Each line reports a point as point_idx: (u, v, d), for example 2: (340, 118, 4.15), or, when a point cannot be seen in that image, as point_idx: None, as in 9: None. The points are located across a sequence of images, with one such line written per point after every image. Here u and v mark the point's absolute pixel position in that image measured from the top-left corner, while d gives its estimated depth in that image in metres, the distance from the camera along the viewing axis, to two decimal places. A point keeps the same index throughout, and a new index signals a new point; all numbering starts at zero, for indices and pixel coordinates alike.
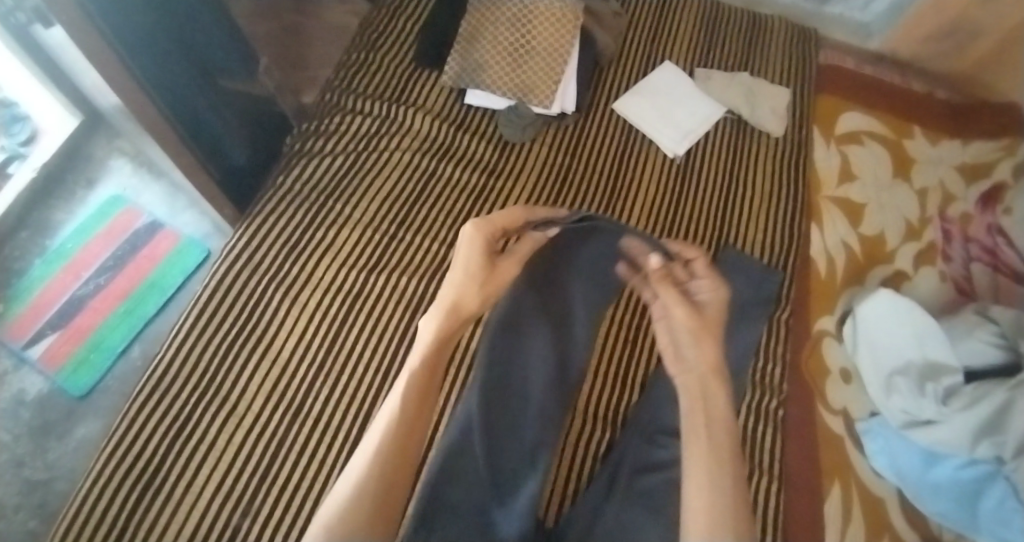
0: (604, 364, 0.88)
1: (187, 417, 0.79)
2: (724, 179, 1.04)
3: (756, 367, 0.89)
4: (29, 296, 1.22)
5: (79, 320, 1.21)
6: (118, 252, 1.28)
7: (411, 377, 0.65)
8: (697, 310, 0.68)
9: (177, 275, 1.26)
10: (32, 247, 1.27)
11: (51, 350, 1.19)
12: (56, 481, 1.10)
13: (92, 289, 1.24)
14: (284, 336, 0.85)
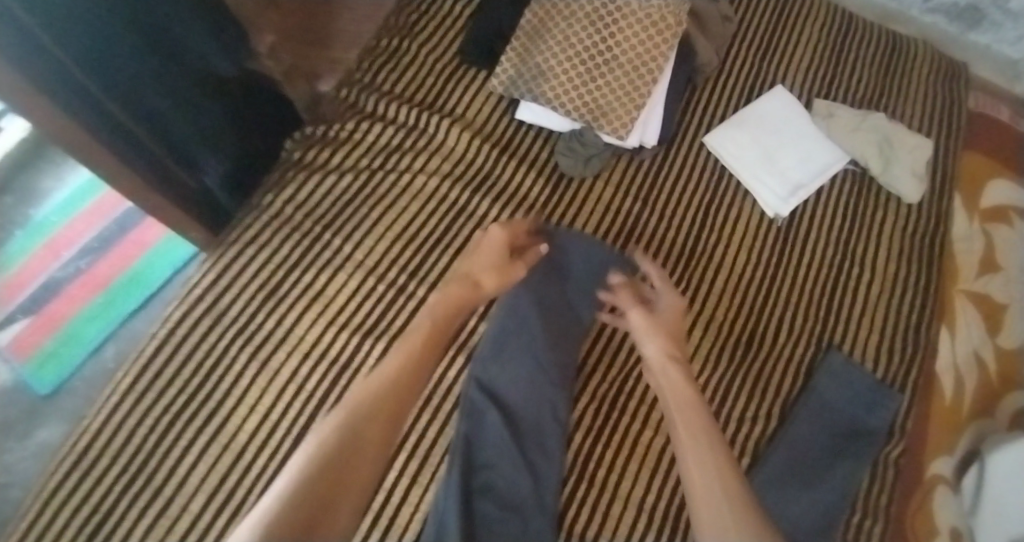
0: (651, 497, 0.68)
1: (111, 507, 0.60)
2: (834, 259, 0.81)
3: (849, 521, 0.68)
4: (5, 273, 1.04)
5: (53, 306, 1.02)
6: (106, 231, 1.08)
7: (422, 331, 0.60)
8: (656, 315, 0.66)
9: (166, 268, 1.06)
10: (14, 215, 1.08)
11: (18, 339, 1.00)
12: (10, 487, 0.92)
13: (71, 274, 1.05)
14: (245, 412, 0.66)
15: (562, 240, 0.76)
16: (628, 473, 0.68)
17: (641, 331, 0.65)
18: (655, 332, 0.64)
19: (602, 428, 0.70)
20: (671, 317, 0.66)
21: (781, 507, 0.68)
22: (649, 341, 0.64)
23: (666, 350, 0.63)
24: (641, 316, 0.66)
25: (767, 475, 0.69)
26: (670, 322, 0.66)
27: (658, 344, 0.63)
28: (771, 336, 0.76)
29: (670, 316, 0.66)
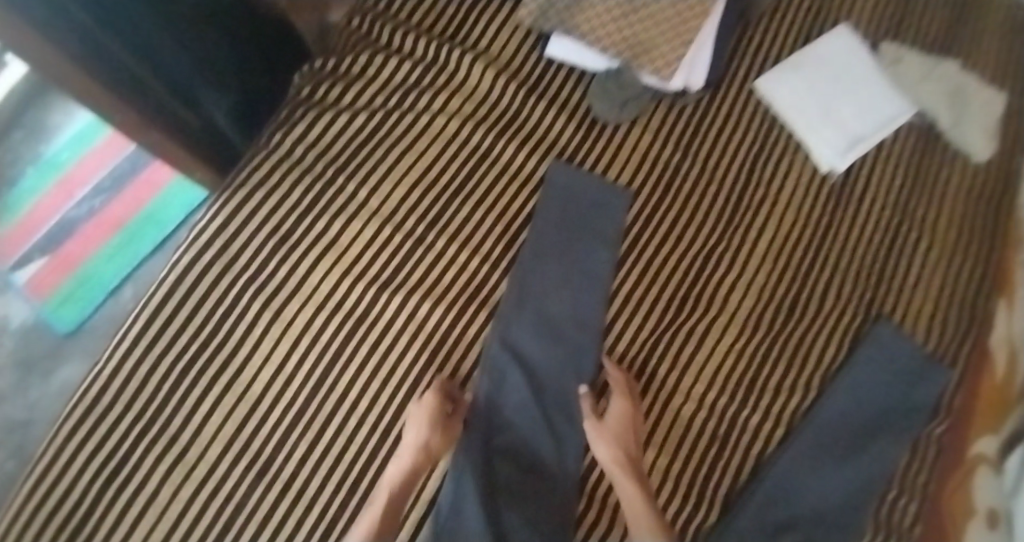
0: (681, 464, 0.64)
1: (123, 456, 0.57)
2: (892, 222, 0.74)
3: (884, 497, 0.65)
4: (19, 212, 1.04)
5: (69, 247, 1.03)
6: (118, 169, 1.09)
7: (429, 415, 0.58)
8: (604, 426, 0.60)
9: (178, 211, 1.07)
10: (25, 153, 1.08)
11: (36, 277, 1.01)
12: (32, 424, 0.93)
13: (85, 213, 1.05)
14: (259, 362, 0.63)
15: (565, 177, 0.71)
16: (655, 441, 0.65)
17: (591, 442, 0.60)
18: (603, 440, 0.59)
19: None
20: (618, 422, 0.60)
21: (811, 478, 0.65)
22: (597, 453, 0.59)
23: (614, 461, 0.58)
24: (589, 424, 0.61)
25: (803, 446, 0.66)
26: (620, 426, 0.60)
27: (608, 456, 0.58)
28: (816, 302, 0.70)
29: (622, 417, 0.61)
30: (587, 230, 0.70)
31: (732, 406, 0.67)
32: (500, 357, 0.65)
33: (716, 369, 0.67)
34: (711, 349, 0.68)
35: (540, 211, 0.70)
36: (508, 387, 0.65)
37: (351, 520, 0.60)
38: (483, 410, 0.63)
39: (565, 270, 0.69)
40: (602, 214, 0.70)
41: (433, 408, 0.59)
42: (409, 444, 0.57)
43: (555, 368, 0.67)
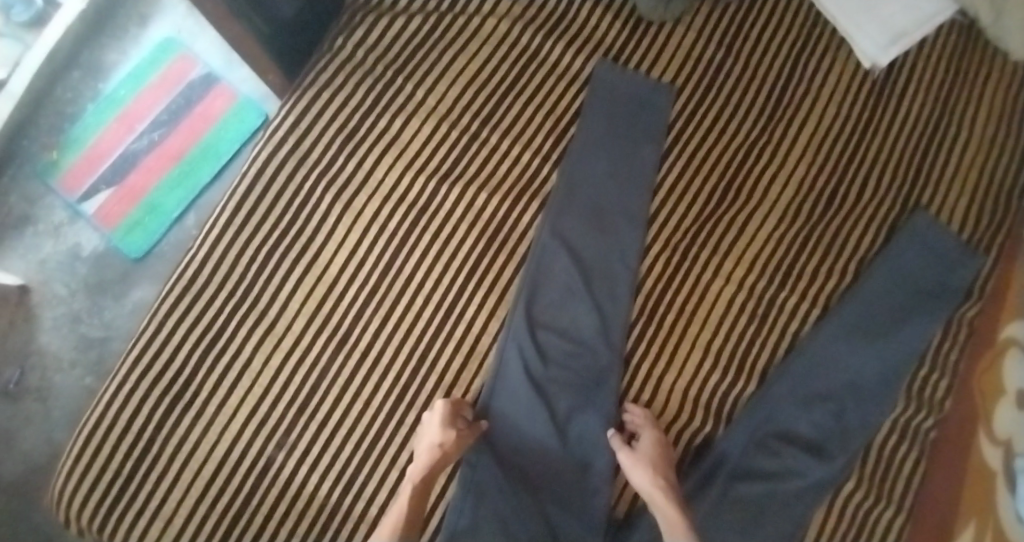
0: (720, 339, 0.70)
1: (219, 331, 0.69)
2: (933, 118, 0.76)
3: (916, 375, 0.70)
4: (83, 146, 1.09)
5: (133, 178, 1.08)
6: (173, 104, 1.12)
7: (439, 422, 0.64)
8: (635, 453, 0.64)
9: (233, 140, 1.10)
10: (85, 91, 1.13)
11: (106, 207, 1.06)
12: (111, 341, 1.01)
13: (146, 146, 1.09)
14: (333, 249, 0.70)
15: (608, 77, 0.74)
16: (698, 319, 0.70)
17: (627, 470, 0.63)
18: (640, 466, 0.63)
19: (673, 275, 0.70)
20: (654, 453, 0.64)
21: (842, 355, 0.70)
22: (634, 475, 0.63)
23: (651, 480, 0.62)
24: (625, 454, 0.64)
25: (839, 326, 0.70)
26: (649, 450, 0.64)
27: (646, 481, 0.62)
28: (857, 192, 0.73)
29: (652, 449, 0.64)
30: (634, 125, 0.73)
31: (771, 289, 0.71)
32: (550, 243, 0.70)
33: (758, 255, 0.71)
34: (751, 237, 0.71)
35: (587, 108, 0.73)
36: (557, 277, 0.70)
37: (422, 384, 0.69)
38: (530, 295, 0.69)
39: (611, 164, 0.72)
40: (646, 111, 0.73)
41: (445, 417, 0.64)
42: (427, 444, 0.63)
43: (601, 249, 0.70)
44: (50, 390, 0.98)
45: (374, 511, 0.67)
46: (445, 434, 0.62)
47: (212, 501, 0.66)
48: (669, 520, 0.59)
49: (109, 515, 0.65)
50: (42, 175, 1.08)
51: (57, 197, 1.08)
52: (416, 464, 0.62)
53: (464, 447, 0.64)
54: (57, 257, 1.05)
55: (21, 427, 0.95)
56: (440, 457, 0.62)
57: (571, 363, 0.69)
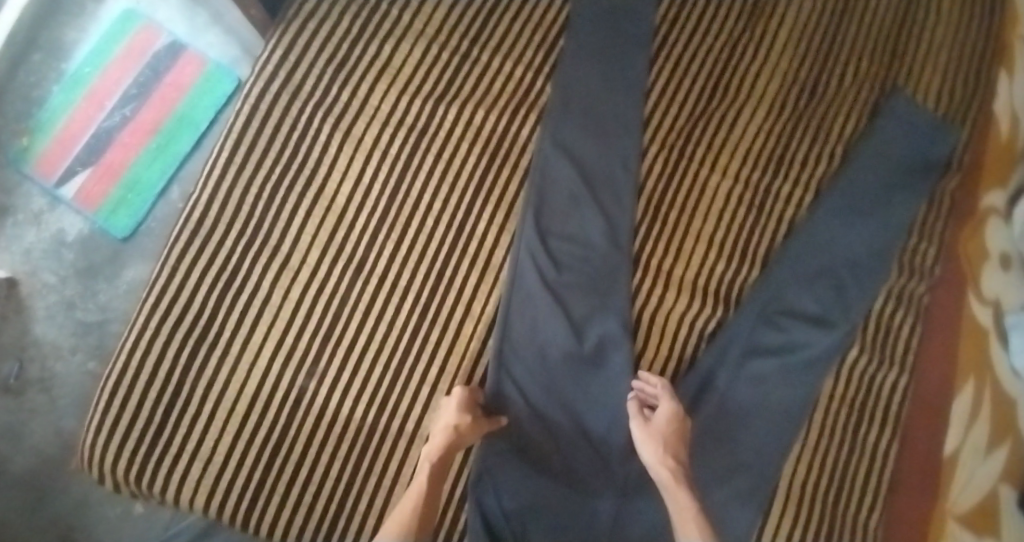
0: (723, 231, 0.73)
1: (235, 268, 0.68)
2: (900, 4, 0.80)
3: (907, 247, 0.75)
4: (54, 128, 1.05)
5: (110, 156, 1.04)
6: (141, 77, 1.07)
7: (454, 407, 0.64)
8: (649, 432, 0.64)
9: (210, 108, 1.07)
10: (49, 72, 1.08)
11: (85, 189, 1.03)
12: (110, 323, 1.01)
13: (119, 122, 1.06)
14: (338, 178, 0.70)
15: None
16: (700, 213, 0.73)
17: (640, 441, 0.64)
18: (650, 442, 0.63)
19: (673, 173, 0.73)
20: (668, 426, 0.64)
21: (837, 236, 0.73)
22: (647, 452, 0.63)
23: (662, 461, 0.62)
24: (638, 425, 0.65)
25: (832, 208, 0.74)
26: (666, 430, 0.64)
27: (655, 455, 0.63)
28: (837, 81, 0.77)
29: (668, 423, 0.64)
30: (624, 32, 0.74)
31: (765, 179, 0.74)
32: (553, 152, 0.71)
33: (751, 147, 0.75)
34: (742, 131, 0.75)
35: (575, 19, 0.74)
36: (562, 188, 0.71)
37: (443, 301, 0.70)
38: (537, 205, 0.70)
39: (603, 71, 0.73)
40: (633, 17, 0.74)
41: (462, 401, 0.65)
42: (442, 426, 0.63)
43: (603, 153, 0.72)
44: (52, 379, 0.98)
45: (411, 427, 0.69)
46: (461, 418, 0.63)
47: (250, 435, 0.67)
48: (676, 493, 0.60)
49: (149, 460, 0.66)
50: (16, 163, 1.04)
51: (34, 184, 1.04)
52: (431, 447, 0.63)
53: (479, 432, 0.64)
54: (42, 245, 1.03)
55: (26, 421, 0.96)
56: (454, 440, 0.62)
57: (584, 269, 0.71)
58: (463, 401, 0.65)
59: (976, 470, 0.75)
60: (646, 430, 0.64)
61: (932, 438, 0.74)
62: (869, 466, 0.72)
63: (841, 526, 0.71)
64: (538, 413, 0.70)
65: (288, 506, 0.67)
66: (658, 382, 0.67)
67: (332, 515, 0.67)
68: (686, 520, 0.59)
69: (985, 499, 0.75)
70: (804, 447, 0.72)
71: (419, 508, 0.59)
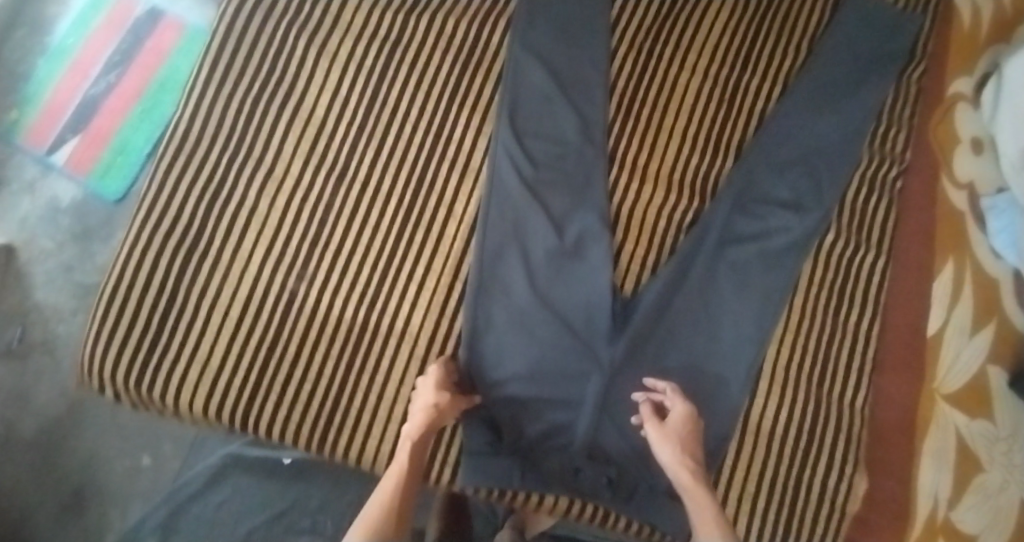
0: (695, 125, 0.76)
1: (222, 180, 0.71)
2: None
3: (875, 133, 0.77)
4: (41, 100, 1.07)
5: (98, 122, 1.07)
6: (123, 45, 1.09)
7: (431, 386, 0.64)
8: (664, 431, 0.63)
9: (189, 67, 1.09)
10: (32, 47, 1.09)
11: (76, 154, 1.07)
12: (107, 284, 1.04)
13: (104, 89, 1.08)
14: (317, 90, 0.73)
15: None
16: (671, 109, 0.76)
17: (655, 442, 0.63)
18: (666, 440, 0.63)
19: (642, 72, 0.76)
20: (682, 426, 0.64)
21: (809, 125, 0.75)
22: (662, 454, 0.62)
23: (679, 460, 0.61)
24: (653, 425, 0.64)
25: (801, 98, 0.75)
26: (681, 430, 0.63)
27: (671, 454, 0.62)
28: None
29: (682, 421, 0.64)
30: None
31: (733, 73, 0.77)
32: (525, 55, 0.74)
33: (717, 45, 0.78)
34: (708, 30, 0.78)
35: None
36: (536, 93, 0.73)
37: (424, 204, 0.72)
38: (510, 105, 0.72)
39: None
40: None
41: (439, 380, 0.65)
42: (421, 404, 0.63)
43: (574, 53, 0.74)
44: (56, 340, 1.04)
45: (400, 324, 0.70)
46: (442, 395, 0.64)
47: (245, 338, 0.69)
48: (693, 490, 0.59)
49: (146, 366, 0.68)
50: (5, 135, 1.06)
51: (25, 154, 1.07)
52: (412, 426, 0.63)
53: (457, 409, 0.65)
54: (38, 213, 1.06)
55: (32, 383, 1.03)
56: (435, 417, 0.63)
57: (560, 168, 0.73)
58: (439, 379, 0.65)
59: (963, 349, 0.76)
60: (660, 432, 0.64)
61: (915, 319, 0.75)
62: (852, 347, 0.74)
63: (827, 405, 0.73)
64: (520, 308, 0.71)
65: (285, 404, 0.69)
66: (668, 386, 0.67)
67: (327, 415, 0.69)
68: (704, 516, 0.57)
69: (974, 377, 0.76)
70: (786, 330, 0.73)
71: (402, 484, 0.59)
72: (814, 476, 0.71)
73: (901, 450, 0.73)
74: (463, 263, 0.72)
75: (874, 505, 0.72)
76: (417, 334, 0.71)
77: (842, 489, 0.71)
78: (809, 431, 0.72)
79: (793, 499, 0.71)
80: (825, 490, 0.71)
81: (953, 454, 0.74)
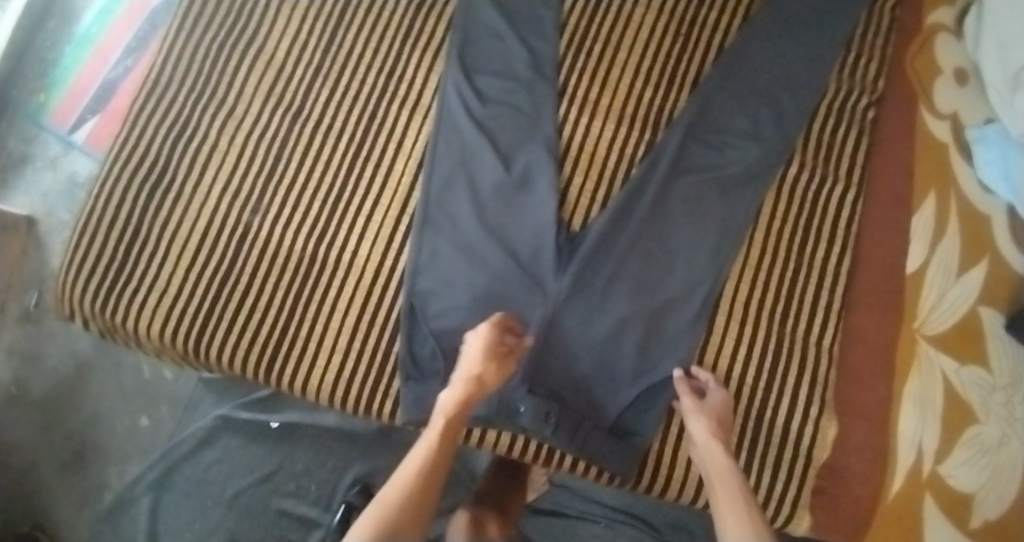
0: (650, 59, 0.75)
1: (187, 119, 0.74)
2: None
3: (845, 62, 0.75)
4: (66, 84, 1.16)
5: (114, 102, 1.13)
6: (141, 32, 1.15)
7: (477, 359, 0.60)
8: (704, 407, 0.62)
9: None
10: (60, 36, 1.18)
11: (95, 132, 1.14)
12: None
13: (122, 73, 1.14)
14: (278, 36, 0.77)
15: None
16: (625, 44, 0.76)
17: (689, 413, 0.62)
18: (702, 415, 0.62)
19: (596, 9, 0.76)
20: (721, 405, 0.63)
21: (768, 57, 0.73)
22: (693, 424, 0.61)
23: (711, 433, 0.60)
24: (692, 400, 0.63)
25: (758, 28, 0.74)
26: (720, 408, 0.63)
27: (705, 429, 0.61)
28: None
29: (723, 406, 0.63)
30: None
31: (690, 7, 0.77)
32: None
33: None
34: None
35: None
36: (487, 32, 0.74)
37: (374, 140, 0.74)
38: (460, 40, 0.74)
39: None
40: None
41: (489, 343, 0.62)
42: (465, 374, 0.60)
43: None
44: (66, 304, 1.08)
45: (348, 255, 0.70)
46: (487, 364, 0.60)
47: (200, 269, 0.70)
48: (719, 467, 0.58)
49: (109, 295, 0.70)
50: (33, 115, 1.15)
51: (50, 134, 1.15)
52: (449, 396, 0.59)
53: (501, 375, 0.62)
54: (59, 187, 1.13)
55: (42, 346, 1.07)
56: (478, 387, 0.59)
57: (510, 102, 0.73)
58: (488, 348, 0.61)
59: (949, 289, 0.70)
60: (695, 406, 0.62)
61: (892, 259, 0.69)
62: (820, 282, 0.69)
63: (789, 344, 0.68)
64: (468, 240, 0.70)
65: (234, 332, 0.69)
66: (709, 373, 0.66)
67: (275, 344, 0.69)
68: (734, 491, 0.55)
69: (963, 319, 0.70)
70: (746, 265, 0.70)
71: (430, 460, 0.56)
72: (775, 420, 0.67)
73: (877, 393, 0.67)
74: (412, 195, 0.72)
75: (845, 454, 0.66)
76: (363, 266, 0.70)
77: (807, 435, 0.66)
78: (770, 371, 0.68)
79: (753, 443, 0.67)
80: (787, 433, 0.66)
81: (940, 402, 0.67)
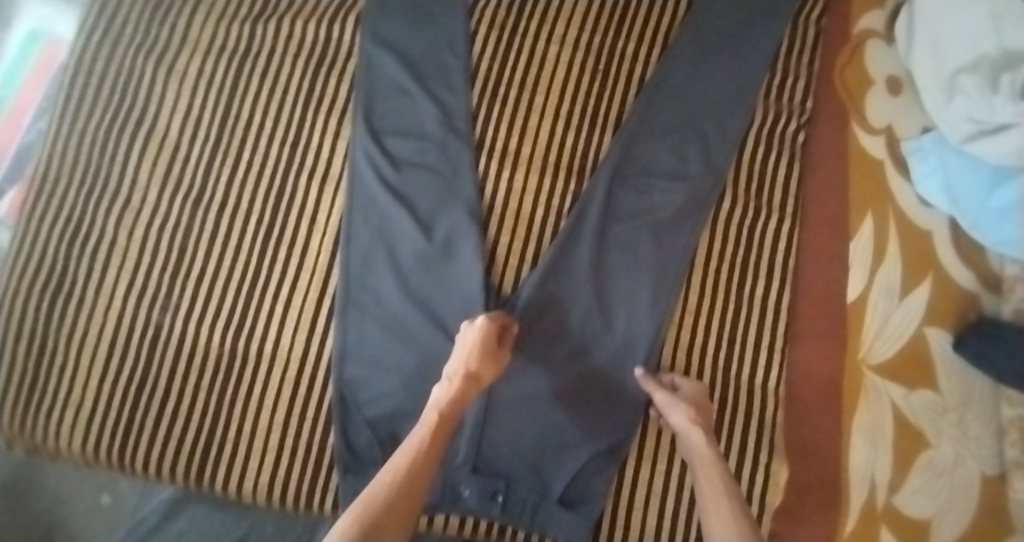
0: (568, 100, 0.71)
1: (81, 218, 0.70)
2: None
3: (770, 85, 0.71)
4: None
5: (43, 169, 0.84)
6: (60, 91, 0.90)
7: (471, 352, 0.58)
8: (681, 399, 0.61)
9: None
10: None
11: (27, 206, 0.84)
12: None
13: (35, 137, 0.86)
14: (169, 113, 0.72)
15: None
16: (541, 86, 0.71)
17: (666, 408, 0.61)
18: (680, 407, 0.60)
19: (506, 50, 0.72)
20: (696, 394, 0.62)
21: (688, 88, 0.69)
22: (674, 421, 0.60)
23: (697, 427, 0.58)
24: (665, 395, 0.61)
25: (674, 58, 0.70)
26: (696, 398, 0.61)
27: (687, 421, 0.59)
28: None
29: (697, 394, 0.62)
30: None
31: (605, 40, 0.73)
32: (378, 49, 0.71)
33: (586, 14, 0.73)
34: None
35: None
36: (391, 91, 0.70)
37: (285, 219, 0.70)
38: (364, 101, 0.70)
39: None
40: None
41: (483, 335, 0.59)
42: (457, 366, 0.58)
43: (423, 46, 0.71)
44: None
45: (270, 346, 0.67)
46: (478, 357, 0.58)
47: (114, 378, 0.67)
48: (707, 461, 0.57)
49: (23, 415, 0.67)
50: None
51: None
52: (442, 390, 0.58)
53: (495, 368, 0.59)
54: None
55: None
56: (470, 382, 0.57)
57: (425, 162, 0.69)
58: (480, 341, 0.59)
59: (892, 314, 0.68)
60: (669, 401, 0.61)
61: (833, 288, 0.68)
62: (761, 321, 0.67)
63: (736, 388, 0.66)
64: (396, 315, 0.67)
65: (159, 440, 0.66)
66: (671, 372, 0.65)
67: (203, 448, 0.66)
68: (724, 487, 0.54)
69: (909, 343, 0.67)
70: (685, 312, 0.68)
71: (421, 454, 0.54)
72: None
73: (826, 429, 0.66)
74: (332, 272, 0.69)
75: (798, 496, 0.65)
76: (287, 356, 0.67)
77: (758, 481, 0.65)
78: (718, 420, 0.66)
79: None
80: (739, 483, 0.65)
81: (892, 432, 0.66)
